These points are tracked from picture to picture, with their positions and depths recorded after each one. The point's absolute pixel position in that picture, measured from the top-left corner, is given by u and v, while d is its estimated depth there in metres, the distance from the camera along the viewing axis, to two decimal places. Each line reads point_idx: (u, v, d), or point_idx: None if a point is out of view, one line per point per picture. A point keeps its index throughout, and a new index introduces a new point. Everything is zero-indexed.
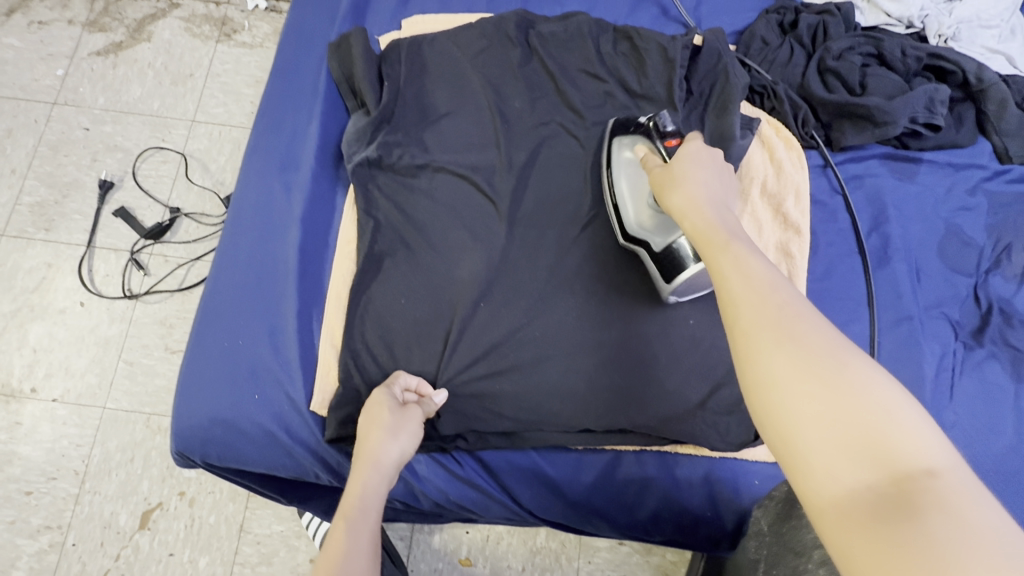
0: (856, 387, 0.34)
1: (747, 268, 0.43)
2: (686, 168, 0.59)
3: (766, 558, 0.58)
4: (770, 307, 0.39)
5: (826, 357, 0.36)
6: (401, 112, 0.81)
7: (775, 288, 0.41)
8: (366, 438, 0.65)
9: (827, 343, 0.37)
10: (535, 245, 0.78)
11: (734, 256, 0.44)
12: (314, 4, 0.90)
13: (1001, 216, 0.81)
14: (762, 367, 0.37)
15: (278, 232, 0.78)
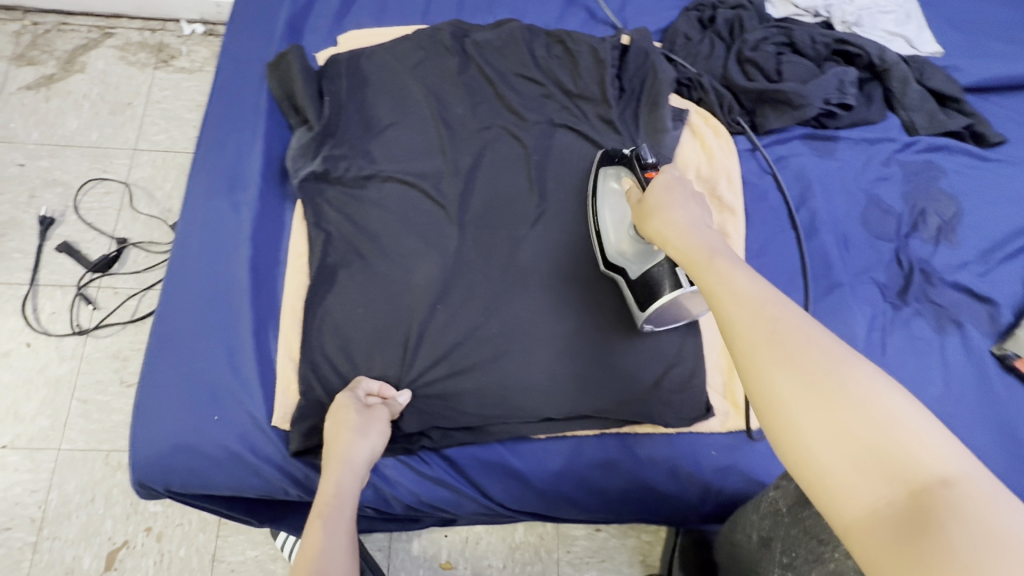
0: (860, 398, 0.34)
1: (738, 287, 0.43)
2: (668, 192, 0.61)
3: (782, 539, 0.56)
4: (765, 323, 0.39)
5: (829, 372, 0.35)
6: (345, 125, 0.82)
7: (767, 301, 0.41)
8: (335, 441, 0.67)
9: (825, 352, 0.36)
10: (487, 244, 0.80)
11: (721, 277, 0.45)
12: (249, 25, 0.90)
13: (914, 183, 0.88)
14: (766, 386, 0.37)
15: (228, 252, 0.77)
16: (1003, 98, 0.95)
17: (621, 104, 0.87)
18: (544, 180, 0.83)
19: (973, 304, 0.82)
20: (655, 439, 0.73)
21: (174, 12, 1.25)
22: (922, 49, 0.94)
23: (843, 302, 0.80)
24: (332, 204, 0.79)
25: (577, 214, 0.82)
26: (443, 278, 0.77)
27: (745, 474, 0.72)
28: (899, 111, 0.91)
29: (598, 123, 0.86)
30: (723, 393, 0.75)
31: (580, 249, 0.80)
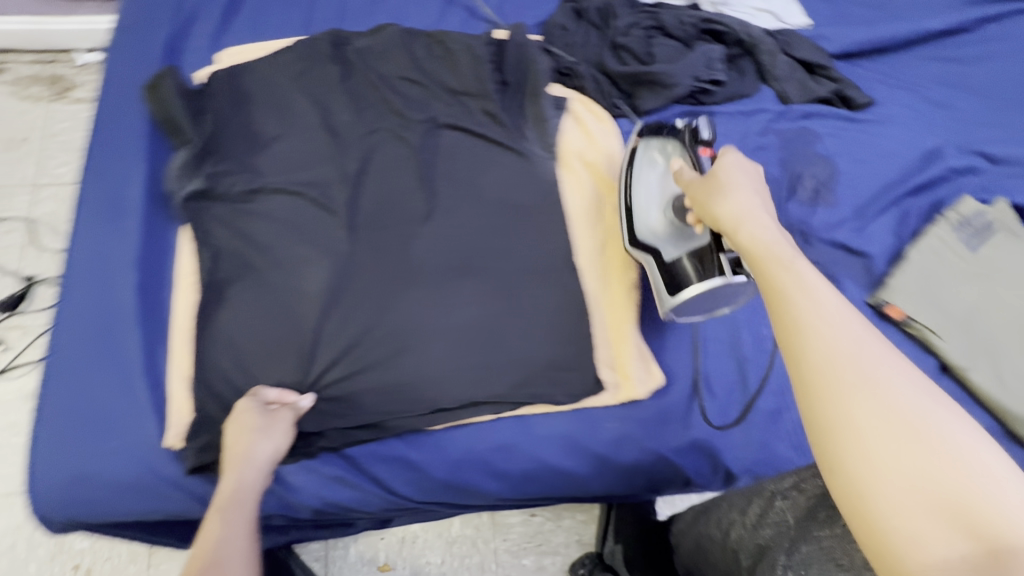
0: (943, 447, 0.36)
1: (816, 301, 0.45)
2: (727, 178, 0.61)
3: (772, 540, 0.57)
4: (846, 346, 0.41)
5: (907, 407, 0.38)
6: (228, 141, 0.82)
7: (853, 330, 0.43)
8: (237, 442, 0.67)
9: (909, 396, 0.38)
10: (379, 245, 0.80)
11: (798, 281, 0.47)
12: (124, 49, 0.89)
13: (791, 150, 0.92)
14: (840, 404, 0.39)
15: (114, 278, 0.77)
16: (871, 62, 1.00)
17: (504, 95, 0.88)
18: (434, 178, 0.84)
19: (848, 259, 0.87)
20: (551, 419, 0.75)
21: (66, 43, 1.24)
22: (790, 22, 0.99)
23: None
24: (217, 219, 0.78)
25: (468, 208, 0.83)
26: (336, 283, 0.78)
27: (639, 442, 0.75)
28: (771, 83, 0.95)
29: (483, 118, 0.87)
30: (615, 367, 0.78)
31: (473, 242, 0.82)
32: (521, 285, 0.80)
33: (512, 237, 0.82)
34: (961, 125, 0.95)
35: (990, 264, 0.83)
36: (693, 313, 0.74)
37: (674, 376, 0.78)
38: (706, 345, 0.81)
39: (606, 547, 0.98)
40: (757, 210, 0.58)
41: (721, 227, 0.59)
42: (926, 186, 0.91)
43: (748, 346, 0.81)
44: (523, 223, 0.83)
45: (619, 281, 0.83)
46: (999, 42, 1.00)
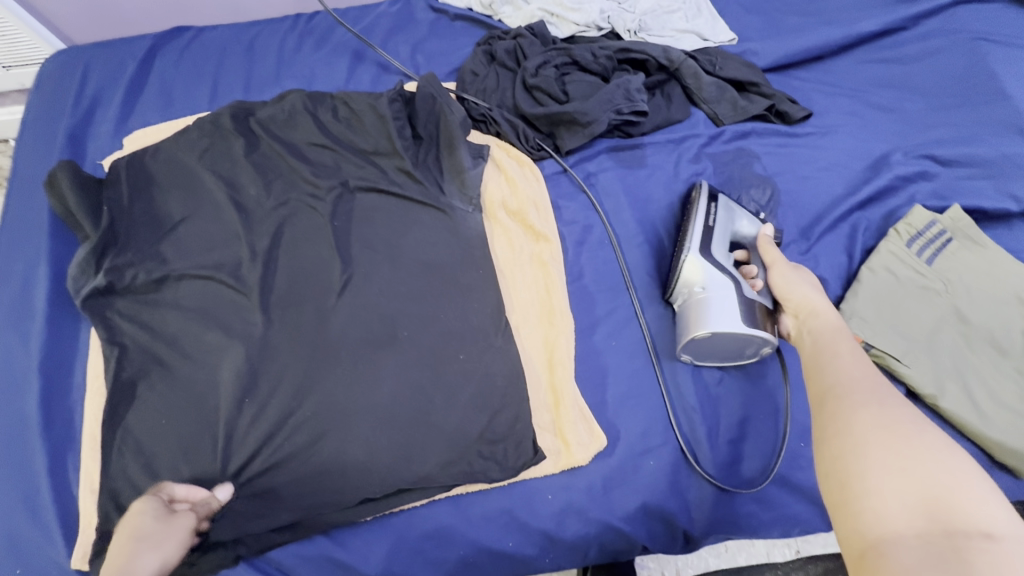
0: (928, 458, 0.43)
1: (850, 360, 0.57)
2: (802, 271, 0.72)
3: None
4: (854, 384, 0.53)
5: (905, 428, 0.46)
6: (133, 230, 0.80)
7: (873, 379, 0.53)
8: (122, 554, 0.60)
9: (911, 422, 0.46)
10: (294, 322, 0.76)
11: (840, 342, 0.60)
12: (30, 146, 0.88)
13: (727, 173, 0.87)
14: (841, 418, 0.49)
15: (20, 389, 0.74)
16: (805, 71, 0.96)
17: (418, 150, 0.84)
18: (348, 245, 0.81)
19: None
20: (486, 495, 0.70)
21: None
22: (715, 40, 0.95)
23: (666, 311, 0.79)
24: (125, 314, 0.76)
25: (386, 273, 0.79)
26: (249, 369, 0.74)
27: (584, 513, 0.69)
28: (701, 105, 0.91)
29: (397, 176, 0.84)
30: (552, 431, 0.72)
31: (393, 307, 0.77)
32: (445, 348, 0.75)
33: (435, 296, 0.78)
34: (908, 127, 0.90)
35: (950, 280, 0.79)
36: (719, 346, 0.71)
37: (618, 434, 0.72)
38: (662, 396, 0.74)
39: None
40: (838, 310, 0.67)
41: (791, 302, 0.70)
42: (876, 196, 0.86)
43: (694, 395, 0.75)
44: (443, 282, 0.79)
45: (554, 333, 0.78)
46: (940, 35, 0.95)
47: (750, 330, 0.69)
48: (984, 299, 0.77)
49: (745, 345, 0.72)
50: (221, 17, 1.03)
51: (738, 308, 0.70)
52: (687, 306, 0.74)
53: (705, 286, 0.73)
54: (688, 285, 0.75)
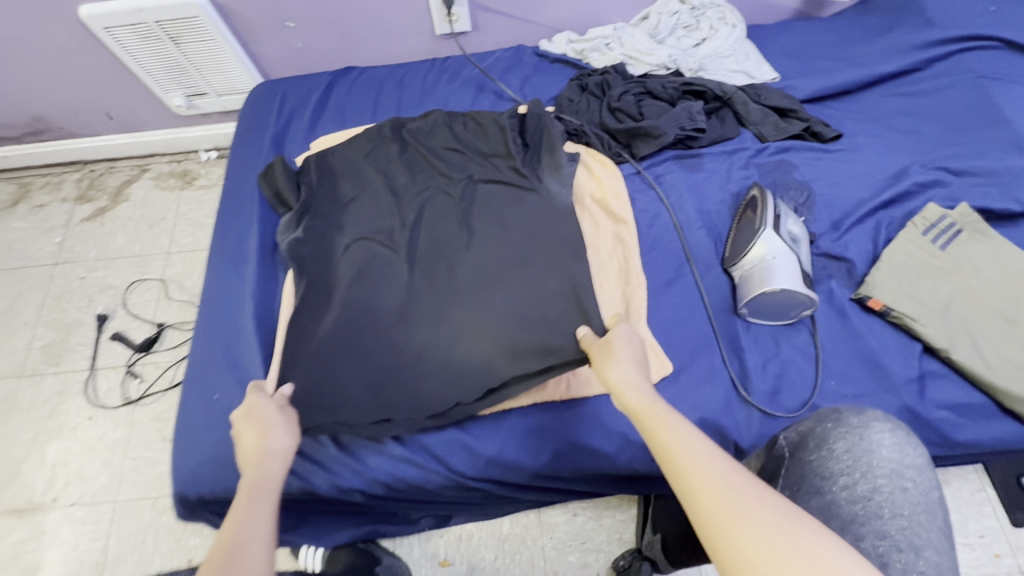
0: (753, 526, 0.45)
1: (691, 445, 0.54)
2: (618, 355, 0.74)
3: (786, 479, 0.61)
4: (720, 478, 0.50)
5: (743, 493, 0.48)
6: (319, 203, 1.08)
7: (704, 458, 0.52)
8: (258, 439, 0.75)
9: (722, 492, 0.49)
10: (430, 271, 0.98)
11: (673, 428, 0.57)
12: (244, 145, 1.21)
13: (771, 178, 1.10)
14: (735, 512, 0.47)
15: (238, 309, 1.03)
16: (836, 102, 1.18)
17: (525, 153, 1.10)
18: (472, 218, 1.03)
19: (832, 265, 1.01)
20: (576, 404, 0.91)
21: (194, 145, 1.60)
22: (761, 77, 1.19)
23: (720, 279, 0.99)
24: (310, 261, 1.01)
25: (500, 237, 1.00)
26: (396, 303, 0.95)
27: None
28: (749, 126, 1.15)
29: (508, 170, 1.09)
30: None
31: (506, 262, 0.97)
32: (547, 293, 0.94)
33: (539, 255, 0.98)
34: (925, 146, 1.10)
35: (961, 263, 0.95)
36: (774, 299, 0.90)
37: (682, 366, 0.92)
38: (716, 339, 0.94)
39: (645, 539, 1.04)
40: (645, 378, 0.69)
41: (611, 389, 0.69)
42: (897, 199, 1.05)
43: (744, 340, 0.94)
44: (543, 244, 0.99)
45: (630, 289, 0.99)
46: (953, 75, 1.15)
47: (809, 293, 0.88)
48: (993, 278, 0.93)
49: (793, 307, 0.91)
50: (375, 59, 1.37)
51: (799, 277, 0.90)
52: (756, 271, 0.92)
53: (777, 256, 0.91)
54: (757, 256, 0.93)
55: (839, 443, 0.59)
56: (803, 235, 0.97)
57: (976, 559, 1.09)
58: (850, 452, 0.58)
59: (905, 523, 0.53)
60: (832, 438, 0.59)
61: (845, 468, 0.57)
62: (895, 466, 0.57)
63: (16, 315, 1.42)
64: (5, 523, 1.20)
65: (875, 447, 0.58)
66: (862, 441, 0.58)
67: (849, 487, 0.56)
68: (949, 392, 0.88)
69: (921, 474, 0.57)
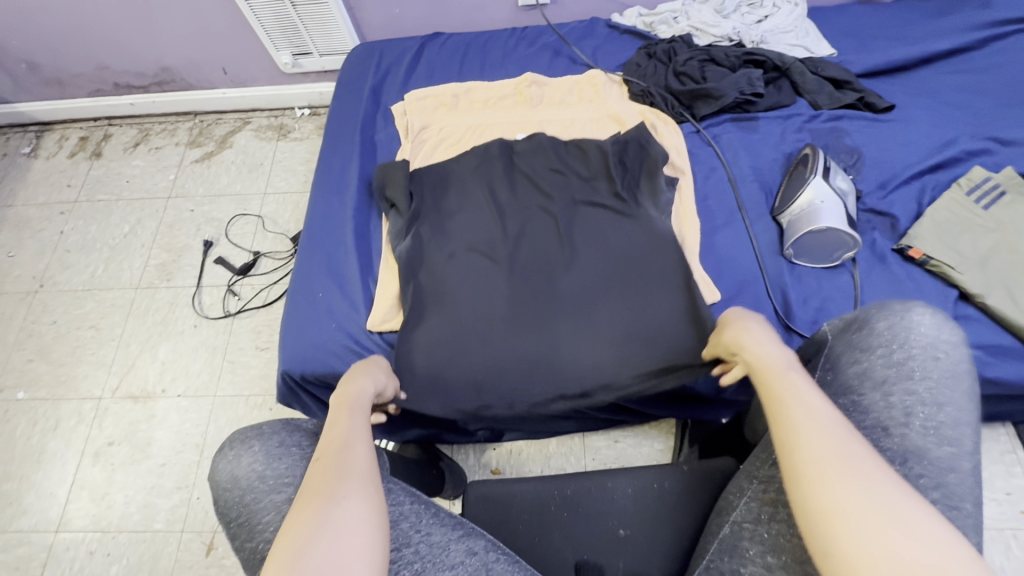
0: (859, 493, 0.44)
1: (807, 403, 0.53)
2: (750, 334, 0.67)
3: (828, 359, 0.70)
4: (835, 443, 0.48)
5: (856, 463, 0.46)
6: (425, 207, 1.10)
7: (824, 421, 0.51)
8: (354, 371, 0.75)
9: (834, 455, 0.47)
10: (530, 283, 0.98)
11: (794, 387, 0.56)
12: (347, 95, 1.39)
13: (823, 142, 1.19)
14: (841, 475, 0.46)
15: (339, 227, 1.19)
16: (891, 77, 1.26)
17: (623, 175, 1.08)
18: (571, 233, 1.02)
19: (876, 219, 1.09)
20: None
21: (291, 102, 1.80)
22: (819, 52, 1.29)
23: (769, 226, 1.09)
24: (416, 263, 1.04)
25: (602, 258, 0.98)
26: (497, 310, 0.96)
27: None
28: (805, 95, 1.24)
29: (606, 191, 1.07)
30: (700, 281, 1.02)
31: (607, 278, 0.96)
32: (643, 316, 0.92)
33: (640, 278, 0.95)
34: (975, 118, 1.16)
35: (1003, 220, 1.01)
36: (819, 238, 0.99)
37: (730, 296, 1.03)
38: (762, 275, 1.04)
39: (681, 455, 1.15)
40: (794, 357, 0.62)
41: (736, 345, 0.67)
42: (943, 164, 1.12)
43: (788, 278, 1.03)
44: (640, 269, 0.95)
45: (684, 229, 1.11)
46: (1008, 55, 1.21)
47: (852, 232, 0.97)
48: None
49: (837, 248, 1.00)
50: (461, 27, 1.52)
51: (845, 219, 0.99)
52: (803, 213, 1.02)
53: (825, 200, 1.00)
54: (806, 200, 1.03)
55: (879, 322, 0.66)
56: (850, 189, 1.06)
57: (1002, 513, 1.13)
58: (889, 328, 0.65)
59: (933, 383, 0.60)
60: (873, 318, 0.67)
61: (883, 342, 0.65)
62: (931, 340, 0.62)
63: (135, 238, 1.64)
64: (123, 406, 1.40)
65: (914, 324, 0.64)
66: (902, 319, 0.65)
67: (885, 356, 0.64)
68: (981, 333, 0.96)
69: (957, 348, 0.62)
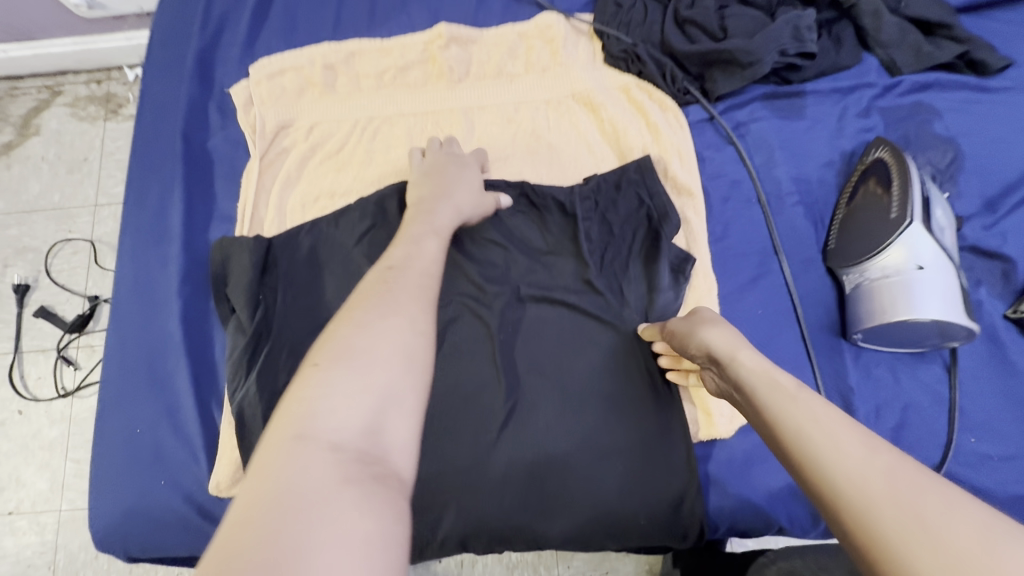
0: (926, 516, 0.33)
1: (826, 426, 0.41)
2: (714, 328, 0.56)
3: None
4: (885, 471, 0.37)
5: (921, 498, 0.35)
6: (287, 322, 0.70)
7: (875, 451, 0.38)
8: (435, 177, 0.70)
9: (883, 490, 0.36)
10: (448, 452, 0.66)
11: (806, 408, 0.43)
12: (157, 65, 0.85)
13: (901, 131, 0.77)
14: (886, 496, 0.35)
15: (159, 309, 0.75)
16: (1003, 12, 0.82)
17: (603, 253, 0.72)
18: (515, 364, 0.69)
19: (981, 264, 0.72)
20: (615, 466, 0.65)
21: (115, 60, 1.24)
22: None
23: (821, 284, 0.72)
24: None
25: (559, 410, 0.67)
26: None
27: (723, 486, 0.66)
28: (876, 50, 0.80)
29: (575, 287, 0.71)
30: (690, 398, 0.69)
31: (567, 444, 0.65)
32: (617, 510, 0.64)
33: (615, 442, 0.65)
34: None
35: None
36: (907, 327, 0.64)
37: None
38: (813, 373, 0.68)
39: (663, 567, 0.92)
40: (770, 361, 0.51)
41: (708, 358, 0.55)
42: None
43: (852, 375, 0.68)
44: (617, 423, 0.66)
45: (696, 294, 0.71)
46: None
47: (965, 322, 0.63)
48: None
49: (935, 333, 0.65)
50: None
51: (954, 297, 0.64)
52: (889, 283, 0.65)
53: (925, 265, 0.64)
54: (892, 262, 0.66)
55: None
56: (950, 224, 0.69)
57: None
58: None
59: None
60: None
61: None
62: None
63: None
64: None
65: None
66: None
67: None
68: None
69: None
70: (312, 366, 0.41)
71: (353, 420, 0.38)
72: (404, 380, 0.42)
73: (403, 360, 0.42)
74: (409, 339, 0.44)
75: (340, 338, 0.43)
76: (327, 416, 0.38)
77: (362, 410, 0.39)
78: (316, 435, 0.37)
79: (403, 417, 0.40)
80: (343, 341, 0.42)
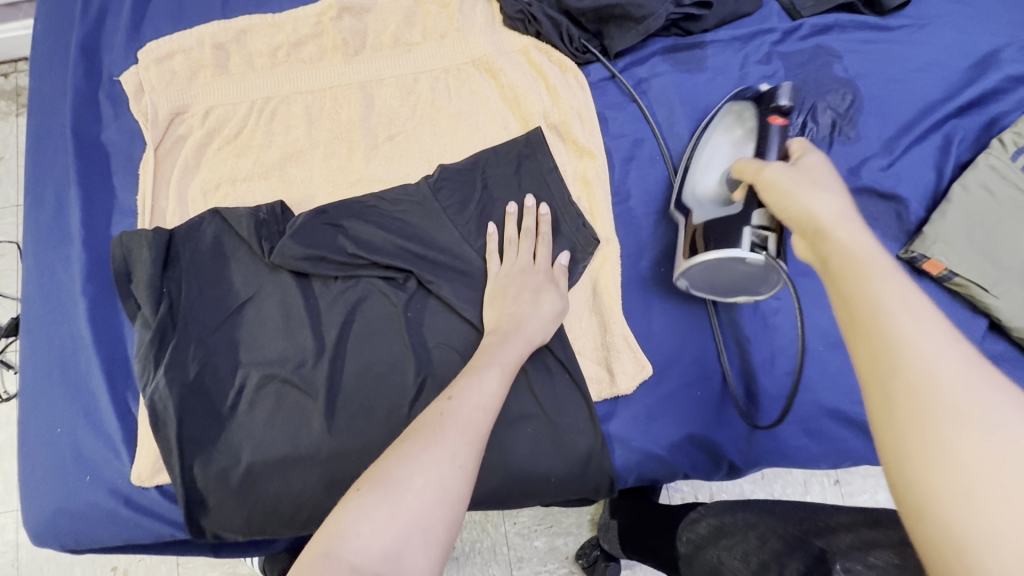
0: (928, 405, 0.33)
1: (896, 299, 0.37)
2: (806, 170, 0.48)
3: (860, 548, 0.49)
4: (928, 350, 0.34)
5: (934, 376, 0.33)
6: (193, 313, 0.70)
7: (923, 331, 0.35)
8: (510, 305, 0.66)
9: (898, 360, 0.34)
10: (362, 429, 0.67)
11: (875, 280, 0.38)
12: (43, 59, 0.82)
13: (802, 76, 0.77)
14: (903, 383, 0.34)
15: (67, 310, 0.75)
16: None
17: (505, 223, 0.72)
18: (424, 339, 0.70)
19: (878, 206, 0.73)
20: (525, 428, 0.66)
21: (18, 52, 1.17)
22: None
23: None
24: (191, 419, 0.68)
25: None
26: (327, 476, 0.67)
27: (627, 442, 0.68)
28: None
29: (477, 260, 0.71)
30: (593, 357, 0.70)
31: None
32: (533, 471, 0.66)
33: (525, 407, 0.67)
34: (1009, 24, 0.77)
35: None
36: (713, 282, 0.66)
37: (664, 364, 0.69)
38: (711, 325, 0.70)
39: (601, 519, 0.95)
40: (859, 214, 0.43)
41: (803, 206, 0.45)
42: (972, 104, 0.75)
43: (750, 325, 0.70)
44: (527, 391, 0.67)
45: (598, 255, 0.72)
46: None
47: (693, 259, 0.64)
48: None
49: (732, 268, 0.63)
50: None
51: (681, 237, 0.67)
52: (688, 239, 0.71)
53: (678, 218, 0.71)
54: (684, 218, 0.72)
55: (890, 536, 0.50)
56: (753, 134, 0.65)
57: None
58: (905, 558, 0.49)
59: None
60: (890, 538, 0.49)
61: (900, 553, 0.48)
62: None
63: None
64: None
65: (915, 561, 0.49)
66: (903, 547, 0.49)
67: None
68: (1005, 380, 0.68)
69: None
70: (360, 491, 0.46)
71: (379, 544, 0.43)
72: (432, 512, 0.46)
73: (434, 495, 0.47)
74: (449, 475, 0.48)
75: (386, 467, 0.48)
76: (365, 536, 0.44)
77: (387, 543, 0.44)
78: (345, 553, 0.43)
79: (420, 557, 0.44)
80: (391, 471, 0.47)
